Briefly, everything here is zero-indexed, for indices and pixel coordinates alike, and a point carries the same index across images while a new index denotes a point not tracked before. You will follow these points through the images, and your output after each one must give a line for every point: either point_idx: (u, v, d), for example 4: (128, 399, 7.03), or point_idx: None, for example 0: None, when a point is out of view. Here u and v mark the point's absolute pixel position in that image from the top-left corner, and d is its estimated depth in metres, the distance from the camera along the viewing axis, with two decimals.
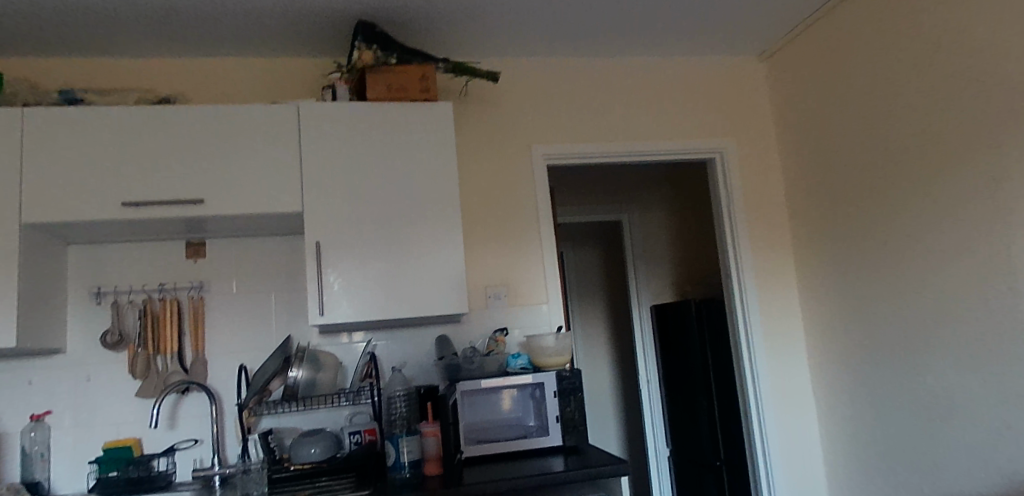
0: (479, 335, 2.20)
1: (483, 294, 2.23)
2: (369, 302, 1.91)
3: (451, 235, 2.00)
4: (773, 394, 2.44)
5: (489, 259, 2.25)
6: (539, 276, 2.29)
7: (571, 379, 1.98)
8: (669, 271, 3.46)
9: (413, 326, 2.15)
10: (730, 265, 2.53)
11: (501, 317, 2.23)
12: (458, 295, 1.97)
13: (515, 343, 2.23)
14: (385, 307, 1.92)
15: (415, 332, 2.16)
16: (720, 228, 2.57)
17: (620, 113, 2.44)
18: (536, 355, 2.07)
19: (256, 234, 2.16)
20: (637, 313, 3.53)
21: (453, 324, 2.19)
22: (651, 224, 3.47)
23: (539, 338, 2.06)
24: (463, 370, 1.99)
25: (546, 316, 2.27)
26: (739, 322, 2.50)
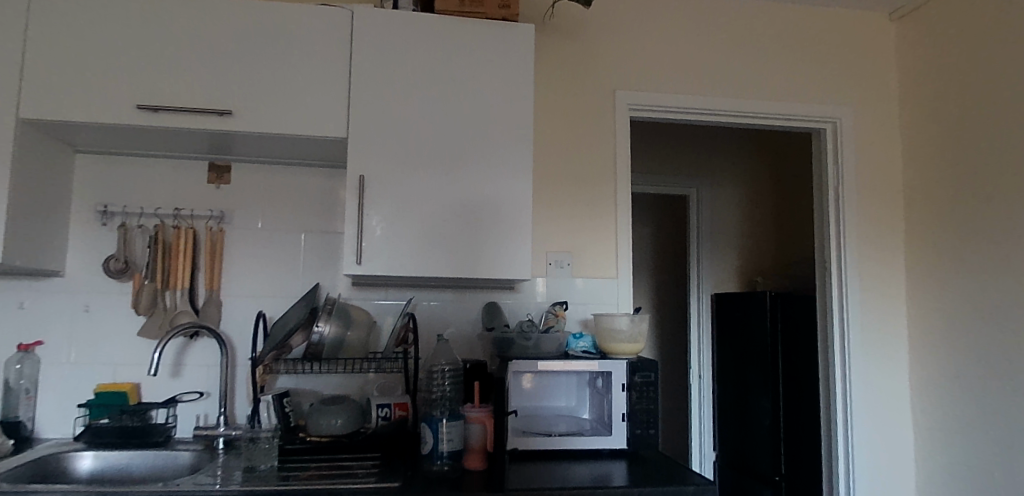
0: (536, 307, 1.89)
1: (545, 260, 1.91)
2: (416, 256, 1.60)
3: (515, 186, 1.66)
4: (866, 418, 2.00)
5: (554, 220, 1.92)
6: (609, 246, 1.96)
7: (646, 370, 1.61)
8: (737, 257, 3.08)
9: (460, 289, 1.84)
10: (830, 260, 2.06)
11: (562, 289, 1.91)
12: (522, 260, 1.65)
13: (575, 320, 1.91)
14: (434, 266, 1.61)
15: (461, 297, 1.85)
16: (820, 212, 2.10)
17: (725, 65, 2.04)
18: (604, 338, 1.71)
19: (290, 162, 1.85)
20: (694, 300, 3.14)
21: (506, 291, 1.88)
22: (723, 203, 3.09)
23: (608, 318, 1.70)
24: (517, 346, 1.66)
25: (613, 293, 1.94)
26: (834, 328, 2.03)
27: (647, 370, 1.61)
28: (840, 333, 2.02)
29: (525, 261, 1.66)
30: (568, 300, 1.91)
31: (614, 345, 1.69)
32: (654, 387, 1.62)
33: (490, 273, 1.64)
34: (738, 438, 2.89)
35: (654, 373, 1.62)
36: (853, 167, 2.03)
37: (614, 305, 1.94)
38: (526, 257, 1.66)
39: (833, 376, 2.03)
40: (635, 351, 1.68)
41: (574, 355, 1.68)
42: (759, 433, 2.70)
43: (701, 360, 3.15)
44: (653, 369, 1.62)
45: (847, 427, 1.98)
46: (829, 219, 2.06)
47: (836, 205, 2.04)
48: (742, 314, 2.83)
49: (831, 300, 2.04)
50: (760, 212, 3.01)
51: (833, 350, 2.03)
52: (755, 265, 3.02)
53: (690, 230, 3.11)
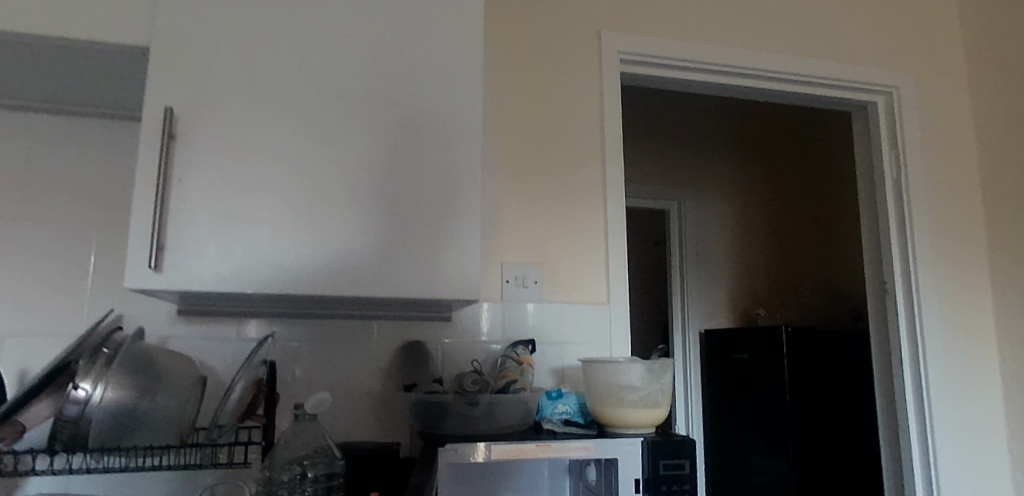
0: (485, 349, 1.20)
1: (499, 275, 1.24)
2: (272, 257, 0.88)
3: (444, 143, 0.98)
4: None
5: (511, 215, 1.27)
6: (594, 257, 1.32)
7: (677, 456, 0.94)
8: (728, 285, 2.42)
9: (362, 320, 1.14)
10: (889, 281, 1.48)
11: (525, 321, 1.24)
12: (463, 270, 0.96)
13: (546, 369, 1.23)
14: (304, 276, 0.89)
15: (363, 331, 1.14)
16: (869, 218, 1.57)
17: (747, 11, 1.48)
18: (604, 398, 1.00)
19: (79, 108, 1.12)
20: (678, 338, 2.40)
21: (438, 324, 1.18)
22: (709, 217, 2.46)
23: (614, 366, 1.01)
24: (453, 418, 0.97)
25: (602, 327, 1.28)
26: (907, 378, 1.41)
27: (679, 456, 0.94)
28: (920, 385, 1.39)
29: (470, 271, 0.96)
30: (534, 338, 1.23)
31: (624, 412, 0.98)
32: (691, 486, 0.93)
33: (404, 291, 0.92)
34: None
35: (690, 463, 0.94)
36: (916, 152, 1.48)
37: (604, 346, 1.28)
38: (471, 264, 0.96)
39: (907, 446, 1.40)
40: (650, 426, 0.99)
41: (549, 430, 0.99)
42: None
43: (688, 417, 2.36)
44: (687, 456, 0.94)
45: None
46: (889, 224, 1.49)
47: (902, 203, 1.47)
48: (744, 355, 2.13)
49: (895, 337, 1.45)
50: (754, 229, 2.48)
51: (907, 410, 1.40)
52: (751, 294, 2.43)
53: (672, 252, 2.43)
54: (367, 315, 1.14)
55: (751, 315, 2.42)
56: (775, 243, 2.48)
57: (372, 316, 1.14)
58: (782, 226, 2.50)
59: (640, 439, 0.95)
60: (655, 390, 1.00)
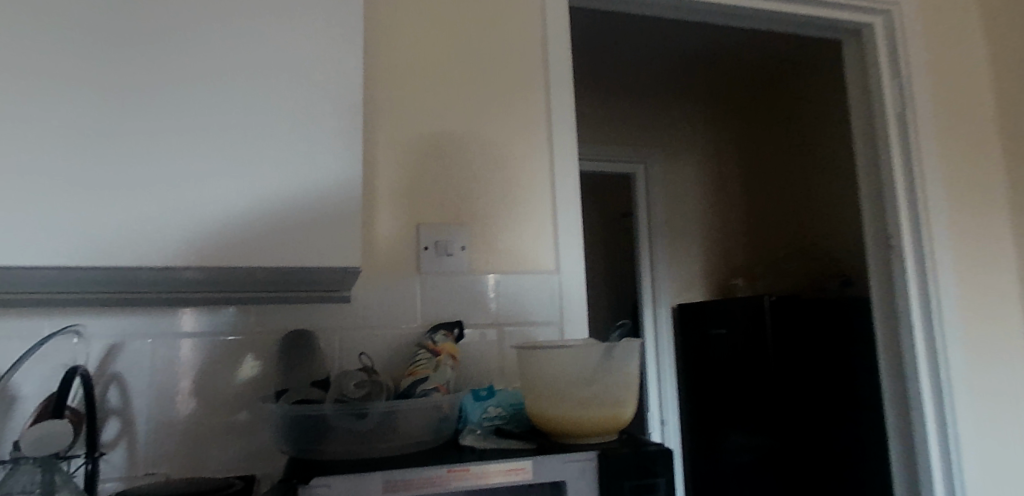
0: (397, 337, 0.92)
1: (415, 243, 0.97)
2: (16, 217, 0.57)
3: (308, 42, 0.68)
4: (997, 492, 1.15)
5: (430, 165, 1.00)
6: (539, 213, 1.05)
7: (647, 475, 0.67)
8: (702, 254, 2.18)
9: (222, 309, 0.85)
10: (895, 234, 1.25)
11: (450, 298, 0.96)
12: (332, 224, 0.65)
13: (477, 358, 0.94)
14: (74, 242, 0.58)
15: (223, 324, 0.85)
16: (867, 162, 1.33)
17: None
18: (545, 398, 0.72)
19: None
20: (649, 316, 2.15)
21: (331, 309, 0.90)
22: (678, 179, 2.21)
23: (557, 353, 0.73)
24: (337, 433, 0.69)
25: (550, 301, 1.01)
26: (917, 347, 1.19)
27: (650, 475, 0.67)
28: (935, 352, 1.18)
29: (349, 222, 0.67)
30: (462, 319, 0.95)
31: (572, 416, 0.70)
32: None
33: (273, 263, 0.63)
34: None
35: (665, 481, 0.68)
36: (920, 81, 1.26)
37: (554, 325, 1.00)
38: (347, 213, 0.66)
39: (920, 424, 1.19)
40: (609, 433, 0.73)
41: (471, 445, 0.72)
42: None
43: (663, 402, 2.12)
44: (661, 473, 0.68)
45: None
46: (892, 165, 1.26)
47: (907, 139, 1.24)
48: (723, 331, 1.89)
49: (904, 298, 1.22)
50: (726, 191, 2.25)
51: (920, 383, 1.19)
52: (727, 263, 2.21)
53: (638, 217, 2.19)
54: (228, 301, 0.84)
55: (727, 287, 2.18)
56: (749, 206, 2.26)
57: (235, 302, 0.85)
58: (755, 187, 2.27)
59: (594, 450, 0.69)
60: (614, 383, 0.73)
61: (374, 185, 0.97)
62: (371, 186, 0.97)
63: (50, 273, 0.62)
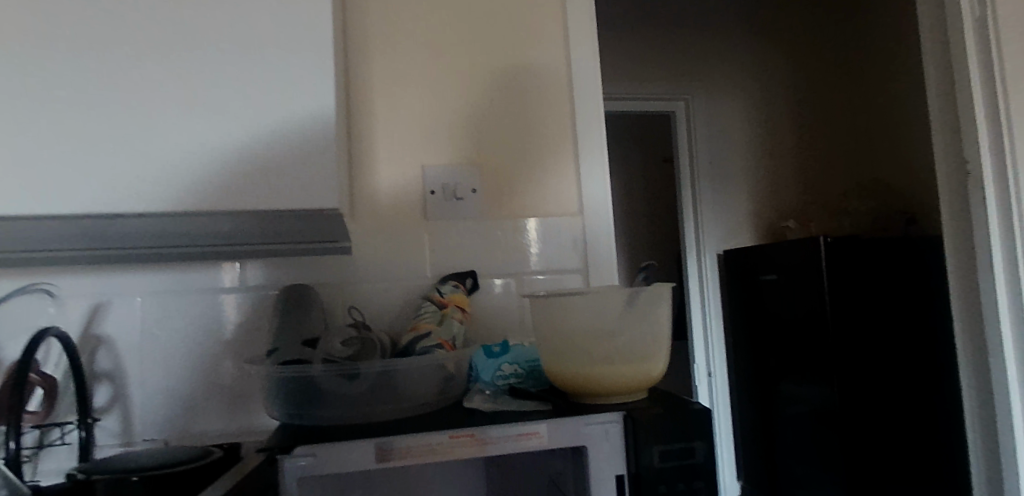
0: (405, 291, 0.84)
1: (420, 186, 0.88)
2: None
3: None
4: None
5: (434, 101, 0.90)
6: (557, 148, 0.92)
7: (682, 440, 0.57)
8: (751, 196, 2.01)
9: (213, 266, 0.80)
10: (972, 159, 1.07)
11: (462, 247, 0.87)
12: (321, 159, 0.58)
13: (494, 314, 0.86)
14: (55, 194, 0.54)
15: (212, 283, 0.80)
16: (941, 75, 1.14)
17: None
18: (562, 352, 0.62)
19: None
20: (693, 263, 2.02)
21: (331, 263, 0.83)
22: (723, 115, 2.02)
23: (574, 300, 0.62)
24: (329, 395, 0.62)
25: (574, 246, 0.89)
26: (1000, 289, 1.03)
27: (686, 440, 0.57)
28: (1019, 294, 1.01)
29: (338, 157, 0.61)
30: (476, 269, 0.86)
31: (593, 374, 0.60)
32: (706, 484, 0.57)
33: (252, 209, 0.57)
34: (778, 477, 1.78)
35: (703, 447, 0.58)
36: None
37: (579, 272, 0.89)
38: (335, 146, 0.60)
39: (1000, 375, 1.05)
40: (639, 392, 0.63)
41: (480, 408, 0.63)
42: (817, 472, 1.61)
43: (709, 353, 2.00)
44: (698, 437, 0.58)
45: None
46: (968, 73, 1.06)
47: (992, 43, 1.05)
48: (774, 277, 1.74)
49: (983, 233, 1.05)
50: (778, 126, 2.04)
51: (1002, 329, 1.03)
52: (779, 204, 2.02)
53: (680, 161, 2.02)
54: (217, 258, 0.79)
55: (779, 230, 2.01)
56: (804, 140, 2.05)
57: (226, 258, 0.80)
58: (812, 118, 2.05)
59: (620, 412, 0.59)
60: (641, 334, 0.62)
61: (370, 126, 0.88)
62: (366, 127, 0.88)
63: (43, 227, 0.59)
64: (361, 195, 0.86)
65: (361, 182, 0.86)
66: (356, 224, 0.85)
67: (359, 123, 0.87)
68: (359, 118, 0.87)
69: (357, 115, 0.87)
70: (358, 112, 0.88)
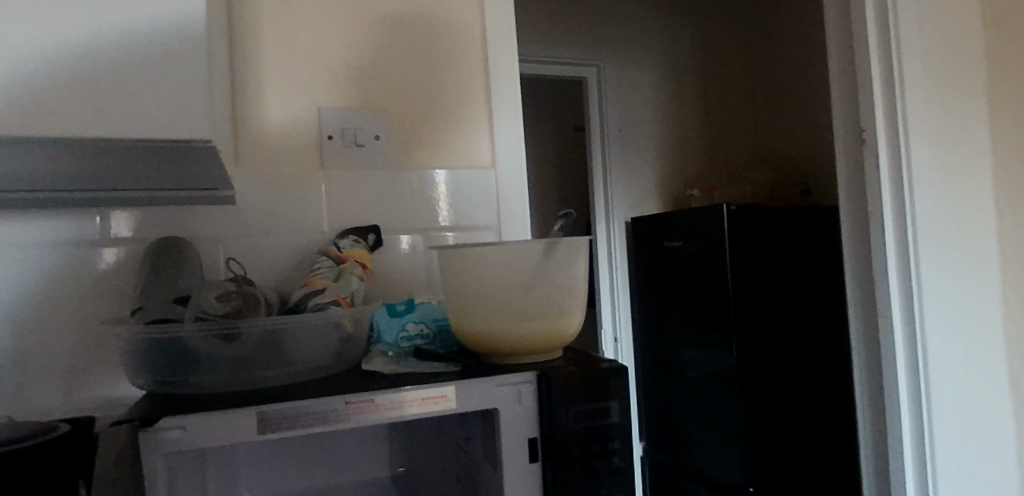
0: (296, 247, 0.75)
1: (316, 130, 0.78)
2: None
3: None
4: (959, 397, 1.10)
5: (333, 36, 0.80)
6: (469, 95, 0.85)
7: (598, 399, 0.55)
8: (659, 165, 2.05)
9: (58, 213, 0.66)
10: (869, 129, 1.14)
11: (365, 201, 0.79)
12: (191, 72, 0.41)
13: (401, 273, 0.79)
14: None
15: (55, 233, 0.66)
16: (843, 48, 1.20)
17: None
18: (471, 310, 0.58)
19: None
20: (602, 231, 2.04)
21: (210, 214, 0.72)
22: (635, 83, 2.04)
23: (486, 252, 0.57)
24: (207, 357, 0.53)
25: (486, 201, 0.84)
26: None
27: (602, 398, 0.55)
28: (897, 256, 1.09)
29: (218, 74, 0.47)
30: (379, 224, 0.78)
31: (504, 332, 0.56)
32: (621, 445, 0.55)
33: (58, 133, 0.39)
34: (677, 435, 1.87)
35: (619, 407, 0.56)
36: None
37: (492, 229, 0.84)
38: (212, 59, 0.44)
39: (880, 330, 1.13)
40: (553, 352, 0.59)
41: (377, 372, 0.57)
42: (713, 427, 1.70)
43: (615, 319, 2.05)
44: (615, 396, 0.55)
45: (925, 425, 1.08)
46: (870, 52, 1.12)
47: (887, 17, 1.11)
48: (677, 243, 1.80)
49: None
50: (686, 97, 2.09)
51: None
52: (684, 173, 2.08)
53: (591, 129, 2.02)
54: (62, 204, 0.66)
55: (683, 199, 2.08)
56: (709, 112, 2.11)
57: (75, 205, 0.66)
58: (716, 91, 2.12)
59: (533, 372, 0.56)
60: (557, 289, 0.58)
61: (258, 58, 0.76)
62: (254, 59, 0.76)
63: None
64: (245, 136, 0.75)
65: (247, 123, 0.75)
66: (240, 170, 0.74)
67: (243, 53, 0.76)
68: (243, 48, 0.76)
69: (240, 45, 0.76)
70: (244, 40, 0.76)
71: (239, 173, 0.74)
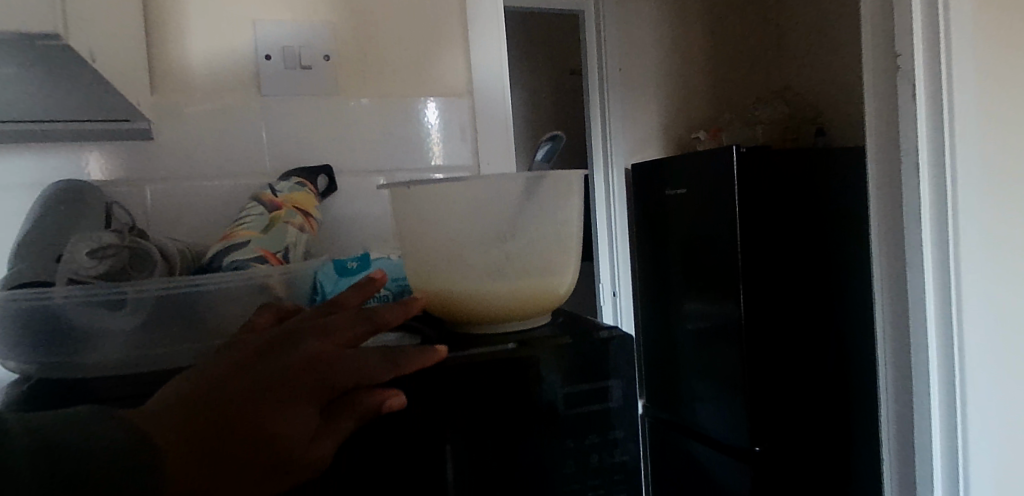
0: (226, 191, 0.62)
1: (251, 50, 0.64)
2: None
3: None
4: (988, 353, 1.01)
5: None
6: (441, 8, 0.70)
7: (594, 378, 0.45)
8: (660, 105, 1.89)
9: (8, 152, 0.56)
10: (903, 54, 0.97)
11: (315, 134, 0.65)
12: None
13: (358, 219, 0.66)
14: None
15: (22, 174, 0.57)
16: None
17: None
18: (432, 267, 0.46)
19: None
20: (600, 177, 1.91)
21: (123, 152, 0.59)
22: (636, 15, 1.86)
23: (447, 192, 0.44)
24: (99, 334, 0.41)
25: (461, 135, 0.71)
26: (923, 193, 0.96)
27: (598, 378, 0.45)
28: (939, 198, 0.95)
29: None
30: (330, 164, 0.65)
31: (476, 293, 0.44)
32: (626, 432, 0.46)
33: None
34: (677, 392, 1.79)
35: (620, 385, 0.46)
36: None
37: (469, 170, 0.71)
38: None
39: None
40: (541, 315, 0.48)
41: None
42: (715, 383, 1.61)
43: (614, 273, 1.94)
44: (615, 373, 0.46)
45: (957, 383, 0.96)
46: None
47: None
48: (681, 191, 1.66)
49: (908, 133, 0.97)
50: (691, 31, 1.91)
51: (921, 236, 0.96)
52: (689, 114, 1.93)
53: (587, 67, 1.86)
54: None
55: (688, 143, 1.93)
56: (714, 48, 1.94)
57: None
58: (724, 25, 1.94)
59: (513, 341, 0.45)
60: (543, 239, 0.46)
61: None
62: None
63: None
64: (160, 57, 0.61)
65: (163, 40, 0.61)
66: (154, 97, 0.60)
67: None
68: None
69: None
70: None
71: (150, 101, 0.59)
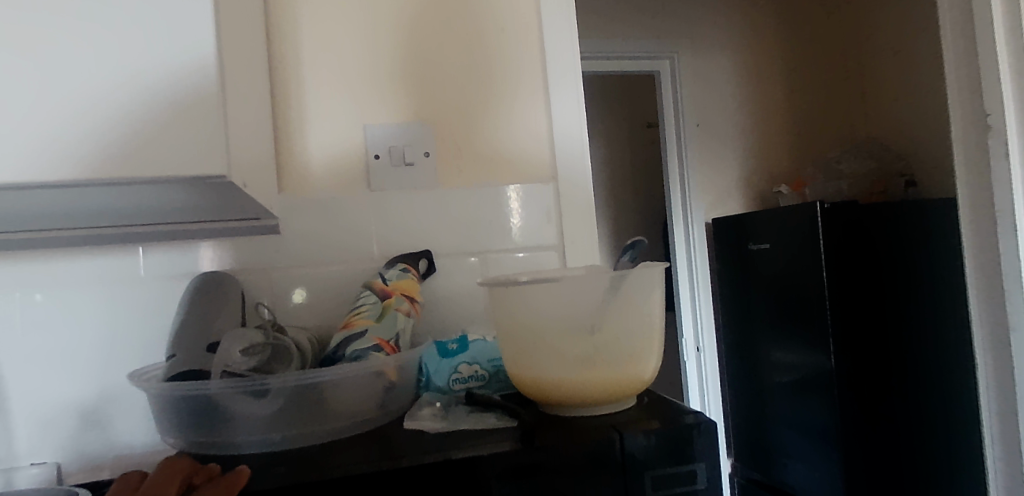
0: (342, 277, 0.71)
1: (363, 152, 0.73)
2: None
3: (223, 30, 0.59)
4: None
5: (375, 48, 0.74)
6: (528, 104, 0.78)
7: (680, 462, 0.47)
8: (740, 160, 1.88)
9: (164, 247, 0.67)
10: (994, 113, 0.94)
11: (416, 224, 0.73)
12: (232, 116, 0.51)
13: (454, 298, 0.72)
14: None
15: (171, 268, 0.67)
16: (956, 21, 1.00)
17: None
18: (526, 357, 0.50)
19: None
20: (680, 235, 1.89)
21: (257, 244, 0.69)
22: (711, 73, 1.88)
23: (539, 290, 0.49)
24: (248, 416, 0.49)
25: (546, 217, 0.76)
26: None
27: (683, 462, 0.47)
28: None
29: (240, 128, 0.52)
30: (430, 249, 0.72)
31: (568, 381, 0.48)
32: None
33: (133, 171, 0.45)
34: (768, 453, 1.71)
35: (705, 468, 0.47)
36: None
37: (554, 251, 0.76)
38: (229, 105, 0.50)
39: None
40: (625, 400, 0.51)
41: (415, 427, 0.51)
42: (807, 445, 1.53)
43: (698, 328, 1.90)
44: (699, 457, 0.47)
45: None
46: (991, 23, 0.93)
47: None
48: (765, 246, 1.63)
49: (1006, 192, 0.92)
50: (769, 85, 1.91)
51: None
52: (770, 167, 1.90)
53: (664, 127, 1.89)
54: (140, 236, 0.66)
55: (770, 197, 1.89)
56: (794, 101, 1.92)
57: (132, 238, 0.65)
58: (803, 79, 1.93)
59: (601, 425, 0.48)
60: (629, 328, 0.50)
61: (299, 81, 0.72)
62: (295, 83, 0.72)
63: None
64: (289, 164, 0.72)
65: (291, 150, 0.72)
66: (283, 197, 0.70)
67: (281, 79, 0.72)
68: (281, 73, 0.72)
69: (280, 70, 0.72)
70: (284, 66, 0.72)
71: (281, 201, 0.70)
